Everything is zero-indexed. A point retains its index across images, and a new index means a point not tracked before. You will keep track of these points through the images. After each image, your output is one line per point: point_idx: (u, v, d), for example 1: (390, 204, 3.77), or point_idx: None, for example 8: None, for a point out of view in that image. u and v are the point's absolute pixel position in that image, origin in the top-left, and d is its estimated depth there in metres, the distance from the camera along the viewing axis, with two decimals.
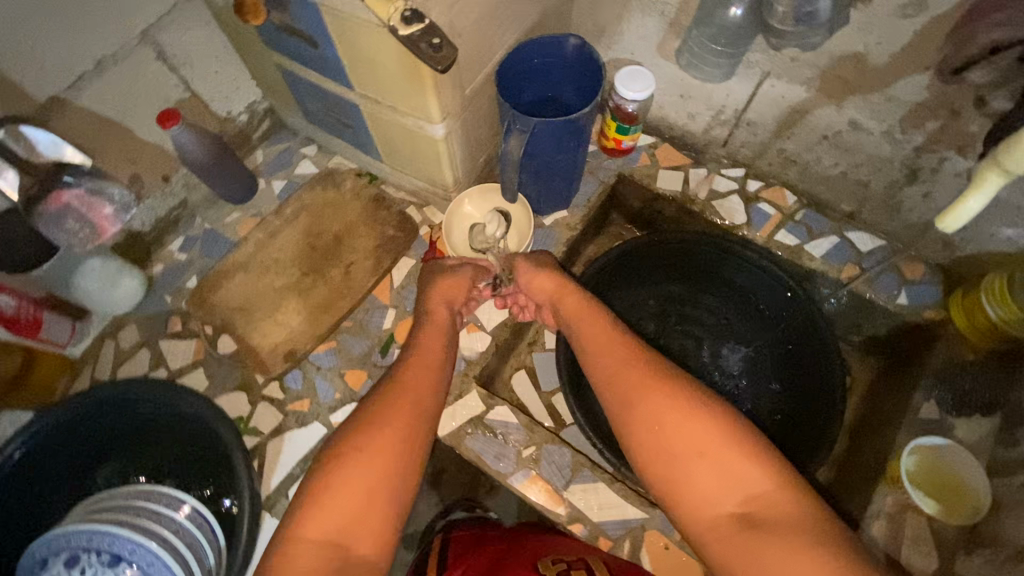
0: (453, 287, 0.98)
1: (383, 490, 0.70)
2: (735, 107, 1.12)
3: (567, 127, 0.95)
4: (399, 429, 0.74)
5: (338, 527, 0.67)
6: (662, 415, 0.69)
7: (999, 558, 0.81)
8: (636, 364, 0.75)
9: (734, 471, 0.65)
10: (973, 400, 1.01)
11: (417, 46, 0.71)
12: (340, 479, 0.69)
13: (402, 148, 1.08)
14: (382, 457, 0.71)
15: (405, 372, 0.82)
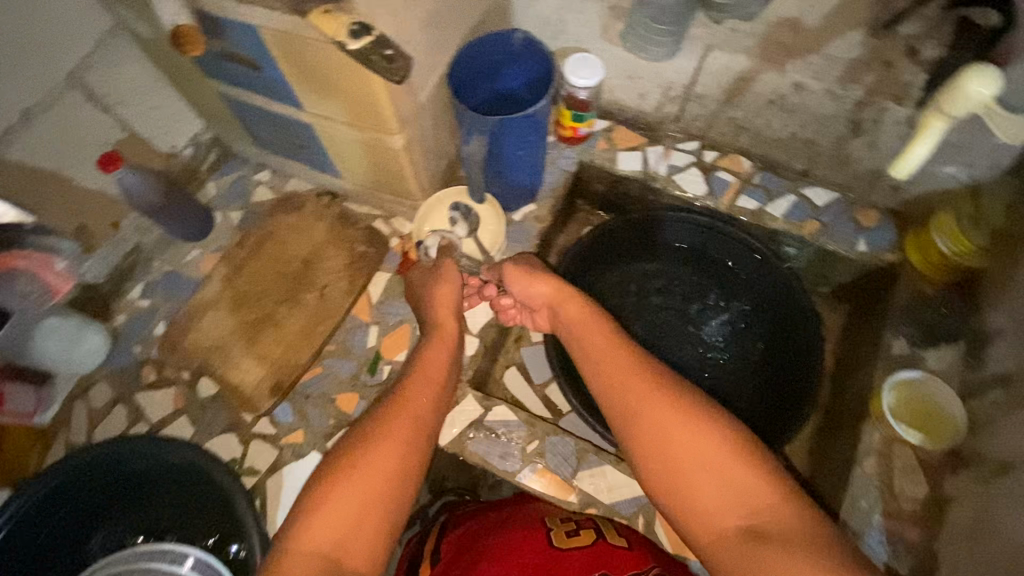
0: (448, 294, 0.99)
1: (378, 505, 0.69)
2: (683, 83, 1.15)
3: (525, 123, 0.96)
4: (399, 447, 0.74)
5: (332, 541, 0.66)
6: (666, 421, 0.71)
7: (984, 474, 0.87)
8: (639, 374, 0.78)
9: (735, 480, 0.66)
10: (940, 330, 1.04)
11: (370, 58, 0.71)
12: (336, 496, 0.68)
13: (363, 164, 1.06)
14: (380, 473, 0.71)
15: (407, 393, 0.82)
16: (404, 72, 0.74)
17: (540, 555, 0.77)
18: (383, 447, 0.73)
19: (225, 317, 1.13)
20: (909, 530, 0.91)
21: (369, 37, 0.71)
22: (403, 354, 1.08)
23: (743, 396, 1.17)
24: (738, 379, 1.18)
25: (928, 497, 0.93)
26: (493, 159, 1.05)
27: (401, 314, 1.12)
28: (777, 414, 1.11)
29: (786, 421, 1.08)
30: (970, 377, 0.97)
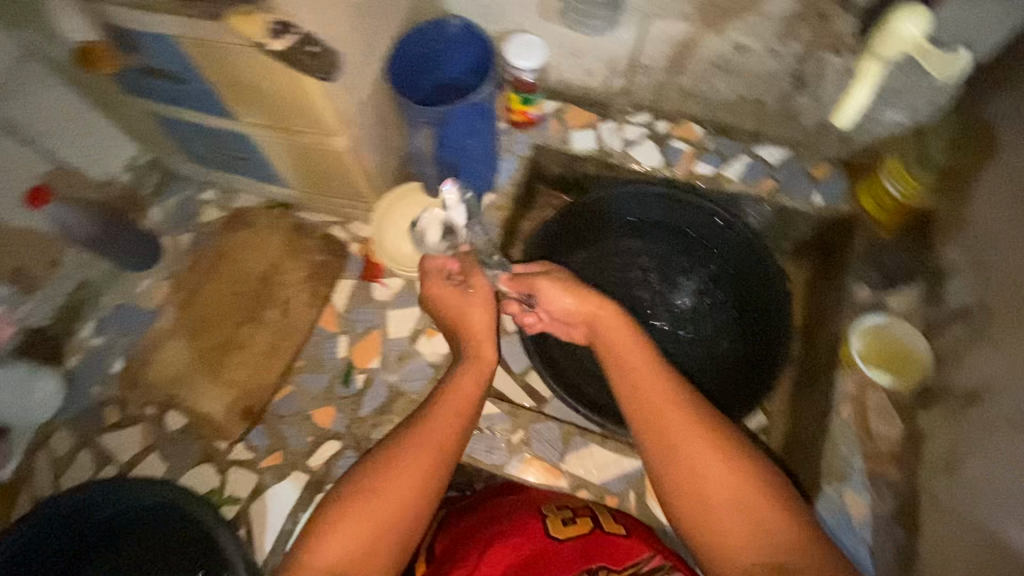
0: (478, 315, 0.92)
1: (388, 531, 0.70)
2: (626, 55, 1.14)
3: (473, 109, 0.94)
4: (417, 474, 0.73)
5: (340, 562, 0.67)
6: (702, 455, 0.71)
7: (953, 405, 0.89)
8: (675, 405, 0.75)
9: (767, 523, 0.67)
10: (899, 272, 1.06)
11: (298, 58, 0.74)
12: (350, 521, 0.69)
13: (310, 170, 1.02)
14: (395, 499, 0.71)
15: (432, 416, 0.79)
16: (330, 66, 0.77)
17: (536, 550, 0.76)
18: (402, 473, 0.72)
19: (185, 344, 1.09)
20: (890, 468, 0.94)
21: (292, 36, 0.72)
22: (377, 360, 1.05)
23: (717, 359, 1.19)
24: (711, 343, 1.20)
25: (905, 434, 0.95)
26: (443, 151, 1.02)
27: (370, 320, 1.09)
28: (750, 372, 1.14)
29: (760, 379, 1.10)
30: (933, 314, 1.00)
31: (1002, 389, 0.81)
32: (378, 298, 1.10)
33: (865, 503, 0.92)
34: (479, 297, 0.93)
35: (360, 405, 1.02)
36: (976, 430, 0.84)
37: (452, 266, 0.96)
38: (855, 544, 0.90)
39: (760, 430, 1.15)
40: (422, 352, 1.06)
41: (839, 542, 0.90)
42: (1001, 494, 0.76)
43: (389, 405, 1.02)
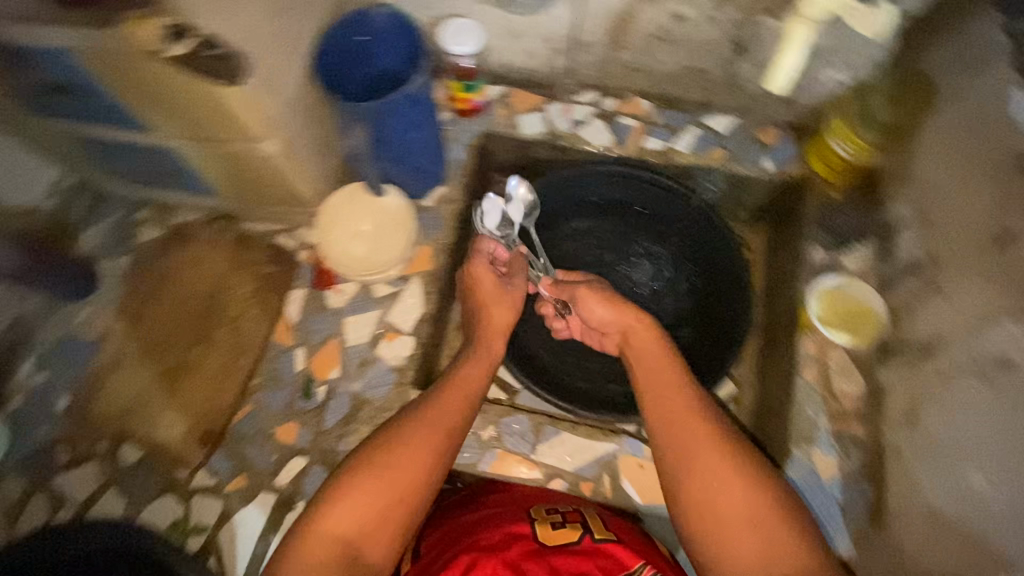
0: (503, 313, 0.97)
1: (399, 505, 0.70)
2: (566, 33, 1.11)
3: (405, 101, 0.90)
4: (430, 451, 0.73)
5: (349, 530, 0.68)
6: (719, 467, 0.70)
7: (909, 358, 0.91)
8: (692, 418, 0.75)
9: (775, 539, 0.65)
10: (850, 232, 1.07)
11: (193, 65, 0.71)
12: (363, 492, 0.69)
13: (245, 180, 0.97)
14: (409, 473, 0.71)
15: (444, 398, 0.80)
16: (236, 69, 0.73)
17: (522, 554, 0.72)
18: (416, 451, 0.73)
19: (134, 371, 1.04)
20: (854, 425, 0.96)
21: (190, 39, 0.69)
22: (337, 370, 1.02)
23: (683, 335, 1.17)
24: (677, 319, 1.18)
25: (866, 391, 0.97)
26: (383, 147, 0.99)
27: (326, 329, 1.05)
28: (715, 345, 1.12)
29: (724, 349, 1.11)
30: (885, 271, 1.01)
31: (953, 338, 0.83)
32: (333, 305, 1.07)
33: (832, 463, 0.94)
34: (512, 301, 0.98)
35: (324, 417, 0.99)
36: (930, 381, 0.85)
37: (500, 254, 1.01)
38: (827, 503, 0.92)
39: (731, 400, 1.16)
40: (383, 357, 1.03)
41: (811, 503, 0.92)
42: (960, 441, 0.77)
43: (354, 414, 0.99)
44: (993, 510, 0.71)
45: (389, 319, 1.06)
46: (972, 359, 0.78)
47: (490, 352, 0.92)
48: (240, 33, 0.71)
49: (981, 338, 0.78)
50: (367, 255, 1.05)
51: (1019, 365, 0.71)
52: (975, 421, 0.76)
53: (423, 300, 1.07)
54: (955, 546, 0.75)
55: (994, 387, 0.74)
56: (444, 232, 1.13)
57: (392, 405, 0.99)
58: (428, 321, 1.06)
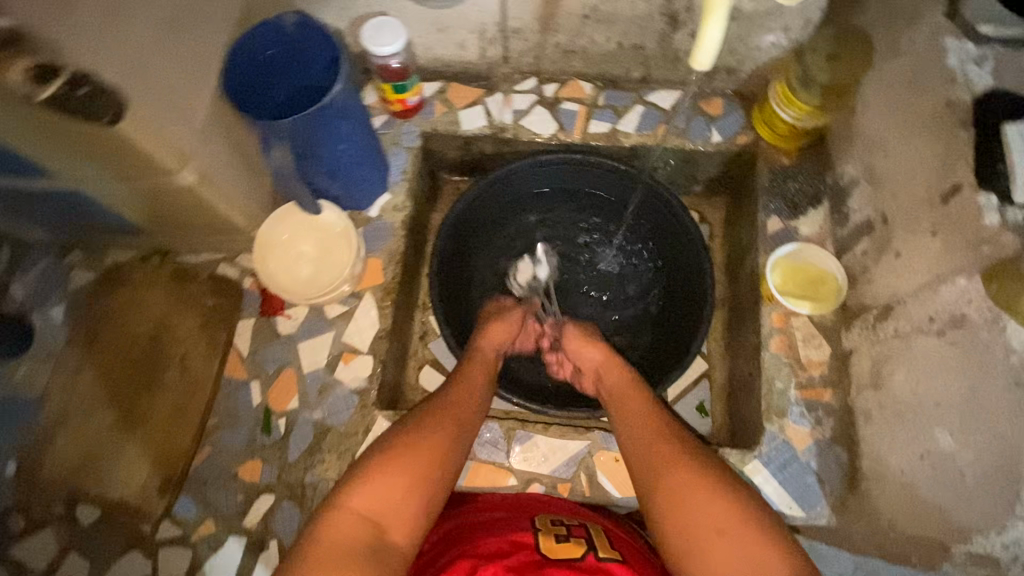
0: (502, 330, 0.99)
1: (422, 488, 0.73)
2: (494, 21, 1.07)
3: (326, 113, 0.85)
4: (445, 440, 0.78)
5: (378, 509, 0.70)
6: (688, 487, 0.72)
7: (871, 320, 0.89)
8: (667, 439, 0.78)
9: (747, 550, 0.65)
10: (803, 196, 1.05)
11: (67, 103, 0.63)
12: (389, 475, 0.72)
13: (171, 214, 0.91)
14: (428, 458, 0.75)
15: (452, 396, 0.85)
16: (118, 106, 0.66)
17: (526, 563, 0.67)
18: (434, 440, 0.77)
19: (82, 422, 0.99)
20: (825, 393, 0.94)
21: (60, 79, 0.62)
22: (295, 400, 0.98)
23: (646, 317, 1.18)
24: (638, 302, 1.19)
25: (833, 357, 0.96)
26: (312, 163, 0.93)
27: (280, 358, 1.01)
28: (676, 325, 1.14)
29: (689, 330, 1.09)
30: (840, 234, 1.00)
31: (908, 298, 0.82)
32: (284, 332, 1.02)
33: (807, 432, 0.93)
34: (517, 321, 1.01)
35: (286, 451, 0.95)
36: (891, 342, 0.85)
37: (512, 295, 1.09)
38: (804, 475, 0.90)
39: (703, 377, 1.15)
40: (342, 380, 0.99)
41: (789, 476, 0.90)
42: (924, 402, 0.77)
43: (318, 443, 0.95)
44: (961, 469, 0.71)
45: (344, 340, 1.02)
46: (928, 318, 0.78)
47: (484, 357, 0.95)
48: (116, 69, 0.66)
49: (933, 296, 0.77)
50: (313, 275, 1.01)
51: (974, 321, 0.71)
52: (935, 381, 0.75)
53: (378, 315, 1.03)
54: (929, 507, 0.75)
55: (952, 345, 0.73)
56: (393, 241, 1.08)
57: (356, 429, 0.96)
58: (385, 336, 1.02)
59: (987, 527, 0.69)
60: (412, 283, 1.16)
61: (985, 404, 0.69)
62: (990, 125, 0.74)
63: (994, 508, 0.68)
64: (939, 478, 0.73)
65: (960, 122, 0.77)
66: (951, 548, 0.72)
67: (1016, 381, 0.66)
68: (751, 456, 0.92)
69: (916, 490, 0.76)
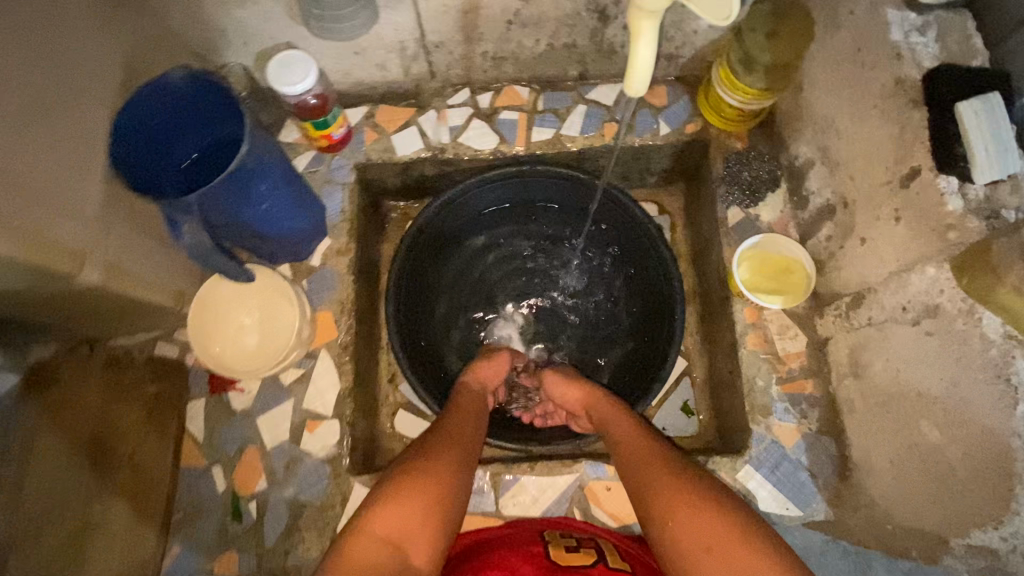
0: (494, 370, 0.97)
1: (438, 509, 0.71)
2: (412, 38, 0.98)
3: (235, 179, 0.76)
4: (456, 462, 0.75)
5: (397, 531, 0.67)
6: (678, 507, 0.70)
7: (844, 307, 0.86)
8: (658, 459, 0.77)
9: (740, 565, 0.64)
10: (759, 181, 1.00)
11: None
12: (405, 499, 0.70)
13: (83, 313, 0.82)
14: (443, 480, 0.73)
15: (451, 421, 0.83)
16: None
17: None
18: (446, 463, 0.75)
19: (48, 480, 0.84)
20: (807, 384, 0.92)
21: None
22: (264, 479, 0.92)
23: (617, 324, 1.14)
24: (606, 309, 1.15)
25: (810, 346, 0.93)
26: (234, 229, 0.84)
27: (240, 437, 0.95)
28: (646, 331, 1.10)
29: (661, 336, 1.05)
30: (802, 217, 0.97)
31: (879, 286, 0.79)
32: (240, 407, 0.96)
33: (794, 427, 0.90)
34: (503, 363, 1.00)
35: (261, 536, 0.90)
36: (866, 330, 0.82)
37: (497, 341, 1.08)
38: (796, 473, 0.89)
39: (684, 375, 1.12)
40: (311, 450, 0.93)
41: (782, 477, 0.89)
42: (908, 395, 0.75)
43: (295, 523, 0.90)
44: (951, 463, 0.69)
45: (305, 406, 0.95)
46: (902, 307, 0.75)
47: (475, 388, 0.93)
48: None
49: (903, 285, 0.75)
50: (260, 345, 0.93)
51: (949, 311, 0.68)
52: (916, 372, 0.74)
53: (337, 374, 0.96)
54: (924, 500, 0.73)
55: (928, 336, 0.71)
56: (342, 290, 1.00)
57: (333, 501, 0.90)
58: (349, 395, 0.96)
59: (983, 521, 0.67)
60: (371, 327, 1.09)
61: (967, 397, 0.67)
62: (943, 101, 0.70)
63: (986, 503, 0.66)
64: (930, 471, 0.72)
65: (912, 100, 0.73)
66: (950, 541, 0.71)
67: (999, 375, 0.63)
68: (742, 461, 0.90)
69: (910, 482, 0.75)
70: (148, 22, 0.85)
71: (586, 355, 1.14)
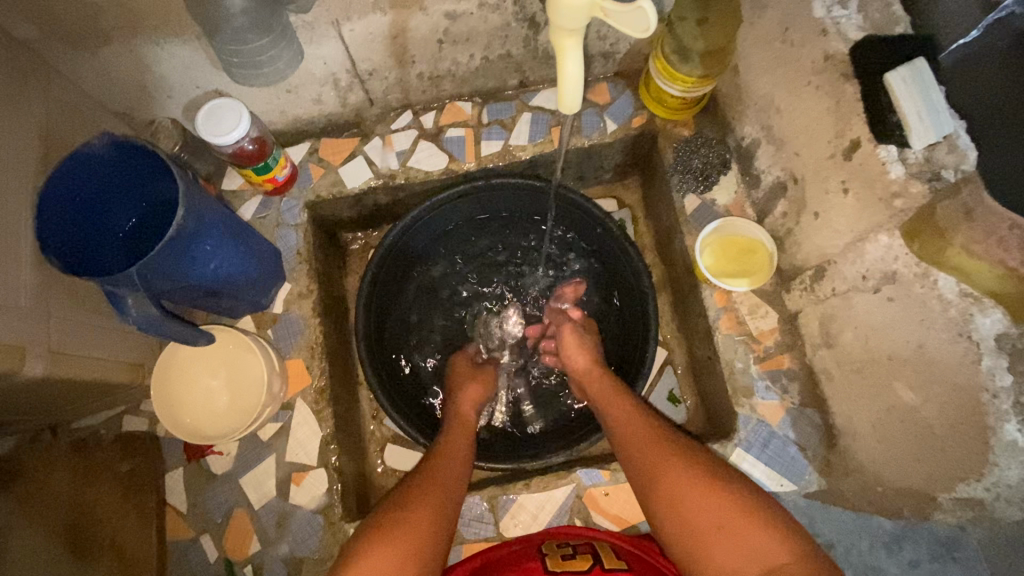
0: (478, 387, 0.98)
1: (420, 555, 0.66)
2: (344, 69, 0.95)
3: (174, 245, 0.72)
4: (439, 499, 0.72)
5: None
6: (679, 495, 0.68)
7: (808, 281, 0.87)
8: (648, 446, 0.75)
9: (751, 545, 0.63)
10: (710, 167, 1.00)
11: None
12: (387, 545, 0.65)
13: (38, 404, 0.79)
14: (425, 522, 0.68)
15: (439, 456, 0.80)
16: None
17: None
18: (427, 500, 0.71)
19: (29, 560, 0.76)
20: (784, 359, 0.91)
21: None
22: (256, 542, 0.90)
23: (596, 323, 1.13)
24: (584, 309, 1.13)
25: (781, 321, 0.92)
26: (184, 291, 0.81)
27: (226, 502, 0.92)
28: (626, 327, 1.09)
29: (638, 333, 1.05)
30: (756, 196, 0.96)
31: (838, 257, 0.81)
32: (221, 471, 0.93)
33: (778, 404, 0.90)
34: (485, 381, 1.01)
35: None
36: (832, 301, 0.83)
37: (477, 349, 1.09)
38: (786, 448, 0.88)
39: (666, 365, 1.12)
40: (300, 504, 0.91)
41: (773, 454, 0.88)
42: (882, 363, 0.76)
43: None
44: (928, 421, 0.71)
45: (289, 459, 0.93)
46: (861, 277, 0.77)
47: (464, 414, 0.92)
48: None
49: (860, 255, 0.77)
50: (231, 407, 0.90)
51: (906, 277, 0.71)
52: (886, 338, 0.75)
53: (317, 422, 0.94)
54: (908, 461, 0.75)
55: (890, 302, 0.73)
56: (309, 334, 0.98)
57: (331, 552, 0.88)
58: (332, 442, 0.93)
59: (966, 475, 0.69)
60: (345, 366, 1.06)
61: (934, 356, 0.69)
62: (872, 73, 0.72)
63: (966, 457, 0.68)
64: (911, 432, 0.74)
65: (843, 75, 0.75)
66: (937, 497, 0.73)
67: (961, 333, 0.66)
68: (732, 446, 0.90)
69: (893, 445, 0.76)
70: (60, 89, 0.81)
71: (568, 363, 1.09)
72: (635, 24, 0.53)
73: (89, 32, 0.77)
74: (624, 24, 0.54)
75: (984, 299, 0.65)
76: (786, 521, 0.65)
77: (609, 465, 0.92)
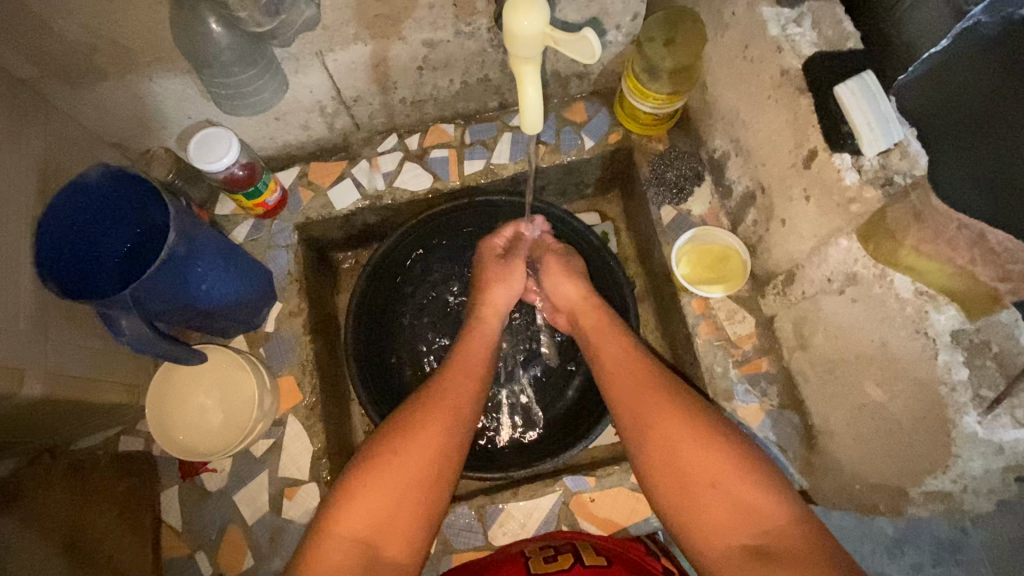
0: (501, 292, 0.94)
1: (415, 494, 0.68)
2: (329, 96, 1.00)
3: (168, 265, 0.75)
4: (440, 430, 0.72)
5: (374, 525, 0.65)
6: (680, 443, 0.69)
7: (779, 285, 0.90)
8: (648, 390, 0.75)
9: (744, 505, 0.65)
10: (684, 180, 1.04)
11: None
12: (379, 485, 0.67)
13: (36, 427, 0.82)
14: (421, 455, 0.70)
15: (444, 382, 0.78)
16: None
17: None
18: (427, 432, 0.71)
19: None
20: (762, 363, 0.94)
21: None
22: (249, 557, 0.92)
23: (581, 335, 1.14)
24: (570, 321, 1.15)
25: (758, 325, 0.95)
26: (178, 313, 0.84)
27: (221, 518, 0.94)
28: None
29: None
30: (729, 206, 1.00)
31: (805, 262, 0.84)
32: (215, 488, 0.95)
33: (757, 407, 0.92)
34: (511, 279, 0.95)
35: None
36: (803, 304, 0.86)
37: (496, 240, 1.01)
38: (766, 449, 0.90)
39: None
40: (293, 518, 0.93)
41: None
42: (852, 362, 0.78)
43: None
44: (896, 417, 0.73)
45: (282, 474, 0.95)
46: (827, 279, 0.80)
47: (479, 333, 0.89)
48: None
49: (824, 259, 0.80)
50: (224, 424, 0.92)
51: (865, 278, 0.74)
52: (853, 339, 0.78)
53: (308, 437, 0.96)
54: (881, 457, 0.77)
55: (853, 303, 0.77)
56: (300, 352, 1.01)
57: None
58: (323, 456, 0.95)
59: (932, 468, 0.71)
60: (336, 382, 1.09)
61: (896, 353, 0.72)
62: (825, 88, 0.76)
63: (930, 452, 0.71)
64: (880, 428, 0.76)
65: (797, 89, 0.79)
66: (909, 491, 0.74)
67: (917, 330, 0.69)
68: None
69: (866, 442, 0.78)
70: (58, 124, 0.85)
71: (557, 372, 1.10)
72: (582, 50, 0.57)
73: (88, 69, 0.82)
74: (569, 51, 0.58)
75: (938, 297, 0.68)
76: (785, 487, 0.66)
77: (595, 472, 0.94)
